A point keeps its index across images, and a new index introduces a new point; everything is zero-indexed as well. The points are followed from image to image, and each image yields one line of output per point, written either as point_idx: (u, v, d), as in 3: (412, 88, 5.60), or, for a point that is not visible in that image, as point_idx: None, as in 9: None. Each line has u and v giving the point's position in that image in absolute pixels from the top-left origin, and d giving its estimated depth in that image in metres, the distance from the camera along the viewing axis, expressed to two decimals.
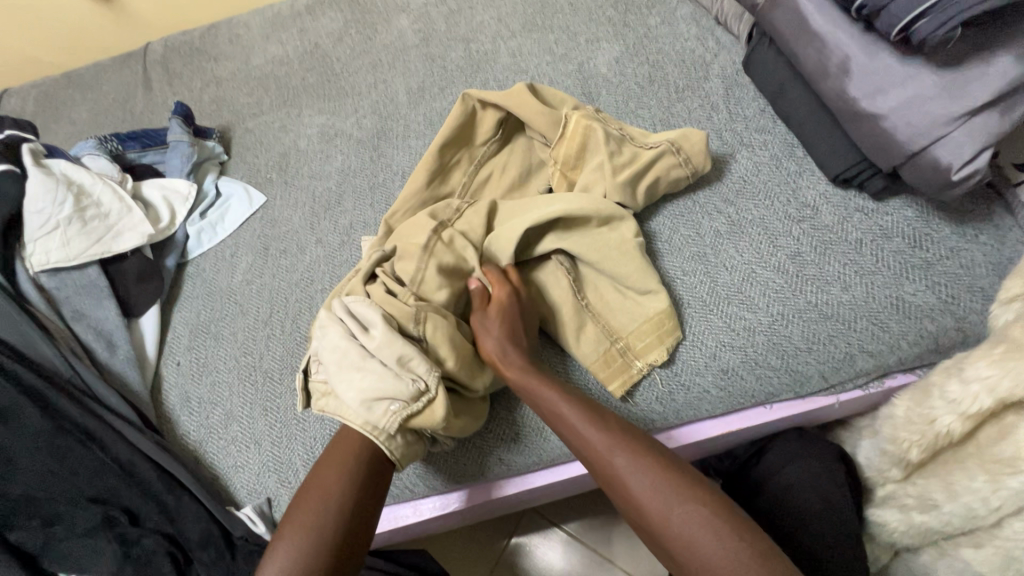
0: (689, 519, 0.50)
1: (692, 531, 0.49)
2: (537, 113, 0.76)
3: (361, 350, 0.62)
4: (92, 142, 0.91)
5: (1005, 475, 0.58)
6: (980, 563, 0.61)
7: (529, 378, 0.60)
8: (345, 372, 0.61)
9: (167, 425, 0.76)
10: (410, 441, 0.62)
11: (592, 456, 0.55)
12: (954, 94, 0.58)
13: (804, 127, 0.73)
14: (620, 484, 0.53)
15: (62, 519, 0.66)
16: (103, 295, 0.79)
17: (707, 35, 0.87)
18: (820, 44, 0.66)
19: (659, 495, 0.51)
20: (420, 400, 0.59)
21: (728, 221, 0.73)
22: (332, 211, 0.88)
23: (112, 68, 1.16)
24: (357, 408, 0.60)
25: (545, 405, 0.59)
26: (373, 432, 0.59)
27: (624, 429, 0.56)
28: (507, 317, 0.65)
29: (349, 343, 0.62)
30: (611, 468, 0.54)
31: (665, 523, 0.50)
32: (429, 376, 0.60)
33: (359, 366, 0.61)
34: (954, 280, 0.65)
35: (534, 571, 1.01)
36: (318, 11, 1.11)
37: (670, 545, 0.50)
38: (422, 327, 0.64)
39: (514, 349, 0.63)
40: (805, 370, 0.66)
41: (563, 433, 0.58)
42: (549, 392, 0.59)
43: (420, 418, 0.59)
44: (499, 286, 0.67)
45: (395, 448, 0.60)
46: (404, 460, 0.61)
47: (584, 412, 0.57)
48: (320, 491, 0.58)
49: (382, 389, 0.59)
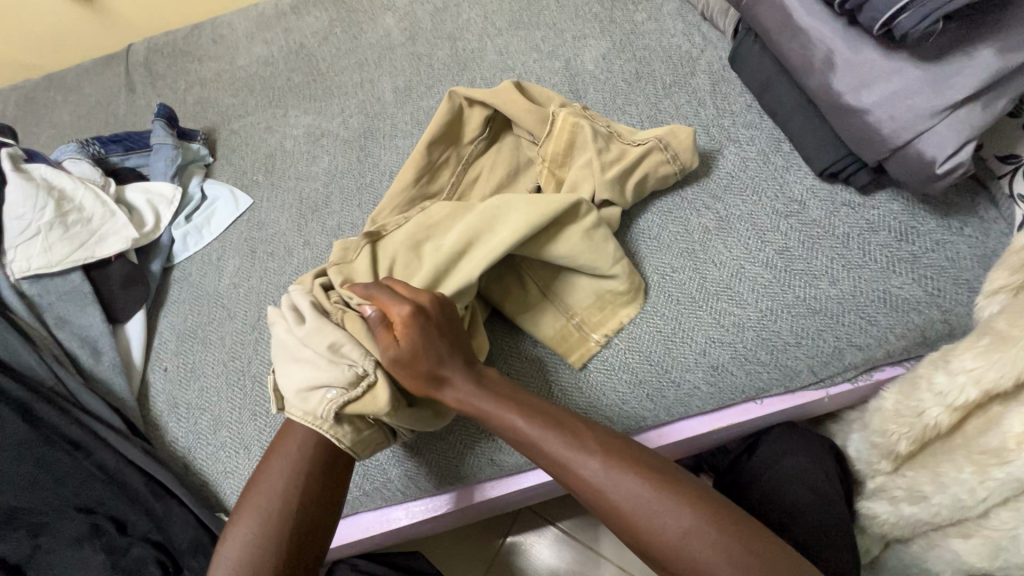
0: (691, 533, 0.49)
1: (695, 548, 0.49)
2: (525, 112, 0.76)
3: (296, 339, 0.62)
4: (74, 146, 0.89)
5: (993, 466, 0.58)
6: (969, 553, 0.61)
7: (483, 404, 0.57)
8: (285, 363, 0.62)
9: (155, 433, 0.76)
10: (362, 428, 0.61)
11: (576, 481, 0.53)
12: (937, 87, 0.58)
13: (791, 122, 0.73)
14: (613, 509, 0.52)
15: (49, 529, 0.66)
16: (86, 302, 0.78)
17: (694, 31, 0.87)
18: (804, 40, 0.66)
19: (654, 514, 0.50)
20: (359, 385, 0.59)
21: (716, 217, 0.73)
22: (320, 212, 0.87)
23: (94, 71, 1.14)
24: (294, 400, 0.60)
25: (510, 429, 0.56)
26: (315, 422, 0.59)
27: (605, 446, 0.54)
28: (417, 343, 0.57)
29: (286, 335, 0.63)
30: (600, 494, 0.52)
31: (666, 542, 0.49)
32: (365, 360, 0.60)
33: (296, 357, 0.62)
34: (941, 272, 0.66)
35: (529, 570, 1.00)
36: (303, 11, 1.10)
37: (673, 562, 0.49)
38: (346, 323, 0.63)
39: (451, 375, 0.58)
40: (795, 365, 0.66)
41: (537, 459, 0.56)
42: (516, 419, 0.56)
43: (359, 404, 0.59)
44: (398, 308, 0.58)
45: (345, 436, 0.59)
46: (358, 448, 0.61)
47: (560, 434, 0.55)
48: (275, 484, 0.58)
49: (317, 378, 0.59)
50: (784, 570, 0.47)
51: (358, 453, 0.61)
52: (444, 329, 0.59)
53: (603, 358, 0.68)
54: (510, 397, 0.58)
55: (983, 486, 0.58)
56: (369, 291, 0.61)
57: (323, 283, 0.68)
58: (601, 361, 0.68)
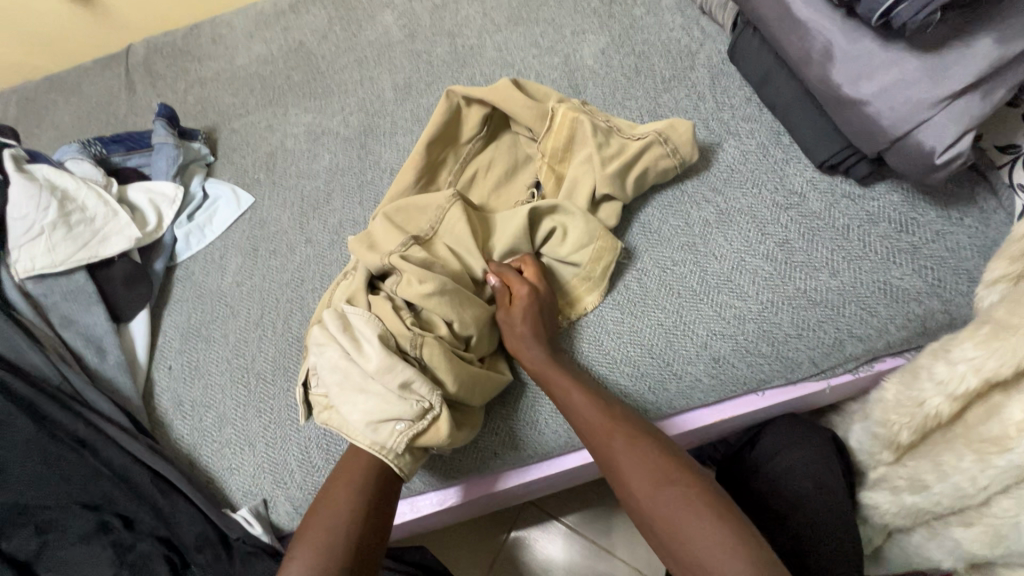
0: (674, 499, 0.52)
1: (674, 512, 0.51)
2: (524, 108, 0.76)
3: (362, 372, 0.62)
4: (76, 147, 0.90)
5: (992, 455, 0.58)
6: (970, 542, 0.62)
7: (536, 365, 0.64)
8: (348, 394, 0.62)
9: (160, 430, 0.76)
10: (416, 454, 0.62)
11: (592, 435, 0.59)
12: (936, 78, 0.58)
13: (791, 115, 0.73)
14: (614, 466, 0.56)
15: (55, 526, 0.65)
16: (90, 301, 0.78)
17: (693, 25, 0.87)
18: (803, 32, 0.66)
19: (648, 476, 0.54)
20: (425, 418, 0.60)
21: (716, 210, 0.73)
22: (321, 210, 0.87)
23: (94, 72, 1.14)
24: (362, 429, 0.61)
25: (550, 387, 0.62)
26: (381, 453, 0.60)
27: (625, 415, 0.59)
28: (533, 313, 0.66)
29: (347, 363, 0.63)
30: (607, 450, 0.57)
31: (650, 499, 0.53)
32: (432, 396, 0.61)
33: (361, 389, 0.62)
34: (940, 263, 0.66)
35: (534, 565, 1.01)
36: (302, 9, 1.10)
37: (652, 520, 0.52)
38: (418, 351, 0.63)
39: (533, 342, 0.64)
40: (796, 357, 0.66)
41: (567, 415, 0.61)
42: (557, 377, 0.62)
43: (425, 437, 0.60)
44: (520, 283, 0.68)
45: (405, 466, 0.61)
46: (410, 474, 0.62)
47: (589, 395, 0.61)
48: (324, 520, 0.56)
49: (387, 412, 0.60)
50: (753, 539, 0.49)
51: (409, 477, 0.62)
52: (550, 310, 0.68)
53: (604, 352, 0.69)
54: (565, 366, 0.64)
55: (984, 474, 0.58)
56: (496, 269, 0.70)
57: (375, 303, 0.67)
58: (602, 354, 0.69)
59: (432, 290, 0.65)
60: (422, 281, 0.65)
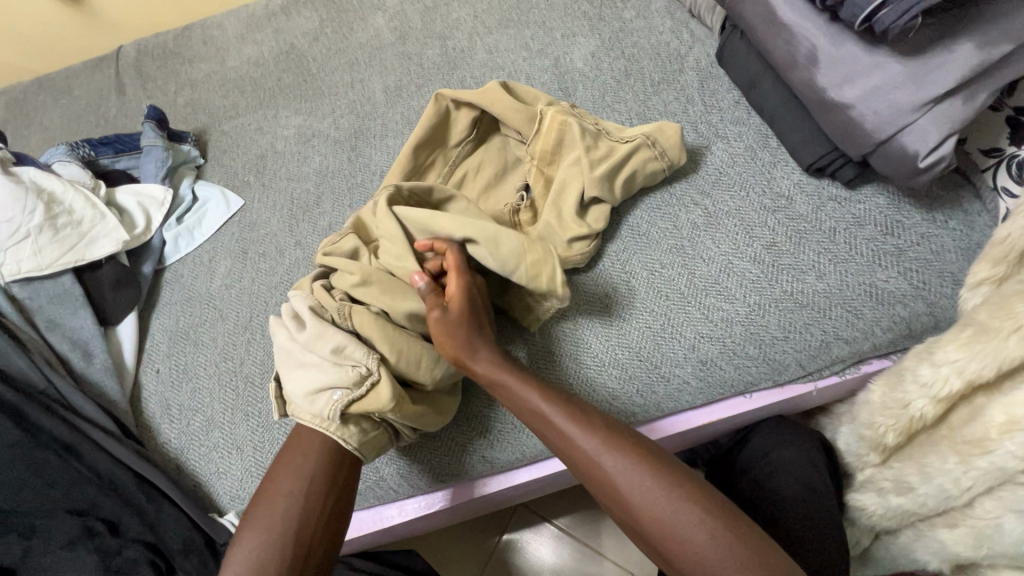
0: (681, 515, 0.50)
1: (682, 530, 0.49)
2: (513, 111, 0.76)
3: (298, 346, 0.64)
4: (64, 149, 0.89)
5: (976, 456, 0.58)
6: (955, 543, 0.62)
7: (502, 374, 0.60)
8: (290, 370, 0.63)
9: (148, 434, 0.76)
10: (367, 428, 0.62)
11: (575, 455, 0.55)
12: (919, 82, 0.59)
13: (777, 118, 0.74)
14: (609, 485, 0.53)
15: (39, 531, 0.65)
16: (78, 304, 0.78)
17: (682, 28, 0.88)
18: (788, 36, 0.66)
19: (649, 493, 0.51)
20: (363, 384, 0.60)
21: (704, 213, 0.74)
22: (311, 213, 0.87)
23: (84, 73, 1.14)
24: (302, 403, 0.61)
25: (522, 403, 0.58)
26: (323, 424, 0.60)
27: (609, 426, 0.56)
28: (470, 309, 0.62)
29: (287, 342, 0.65)
30: (599, 470, 0.54)
31: (654, 521, 0.51)
32: (368, 360, 0.61)
33: (301, 363, 0.63)
34: (925, 265, 0.66)
35: (527, 568, 1.01)
36: (294, 11, 1.10)
37: (659, 541, 0.51)
38: (349, 321, 0.64)
39: (483, 344, 0.61)
40: (783, 359, 0.67)
41: (545, 433, 0.57)
42: (530, 394, 0.58)
43: (364, 403, 0.60)
44: (460, 274, 0.63)
45: (351, 438, 0.60)
46: (364, 449, 0.61)
47: (564, 410, 0.57)
48: (252, 550, 0.56)
49: (325, 380, 0.61)
50: (765, 548, 0.48)
51: (366, 453, 0.62)
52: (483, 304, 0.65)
53: (594, 354, 0.69)
54: (524, 373, 0.60)
55: (967, 476, 0.59)
56: (444, 246, 0.65)
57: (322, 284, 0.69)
58: (590, 357, 0.69)
59: (359, 278, 0.66)
60: (350, 269, 0.66)
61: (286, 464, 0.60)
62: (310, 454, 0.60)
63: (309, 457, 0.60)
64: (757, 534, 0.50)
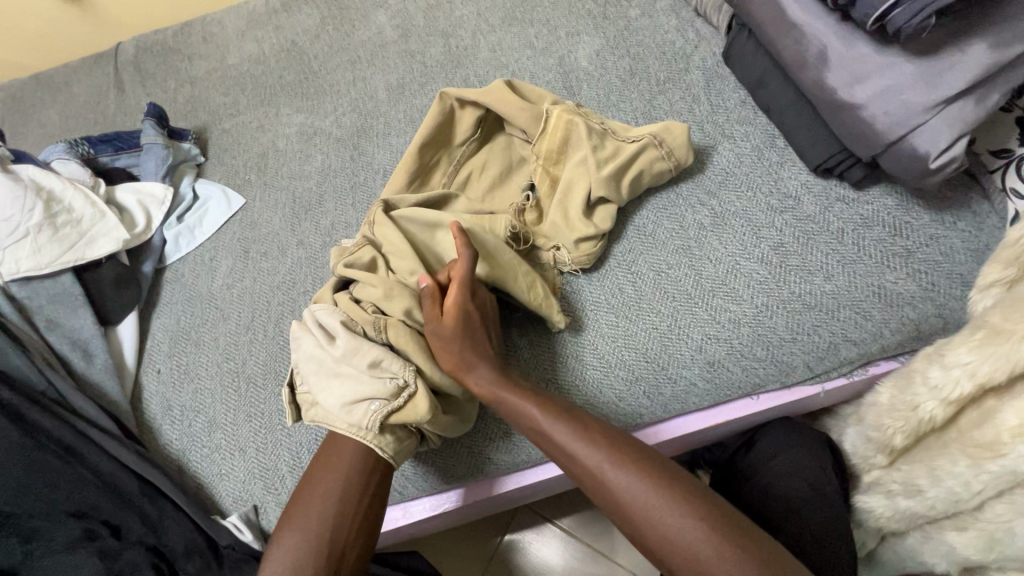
0: (687, 531, 0.49)
1: (689, 544, 0.49)
2: (518, 110, 0.76)
3: (332, 357, 0.63)
4: (63, 147, 0.88)
5: (987, 459, 0.57)
6: (964, 546, 0.62)
7: (502, 392, 0.59)
8: (323, 380, 0.62)
9: (149, 435, 0.75)
10: (402, 437, 0.61)
11: (580, 470, 0.55)
12: (930, 83, 0.58)
13: (784, 118, 0.73)
14: (614, 501, 0.53)
15: (40, 534, 0.64)
16: (78, 304, 0.77)
17: (688, 27, 0.87)
18: (798, 35, 0.66)
19: (654, 507, 0.51)
20: (400, 396, 0.60)
21: (711, 213, 0.73)
22: (312, 212, 0.87)
23: (82, 70, 1.13)
24: (338, 413, 0.61)
25: (525, 419, 0.58)
26: (360, 434, 0.60)
27: (613, 441, 0.55)
28: (465, 330, 0.62)
29: (319, 352, 0.63)
30: (602, 485, 0.53)
31: (661, 535, 0.50)
32: (405, 372, 0.61)
33: (336, 374, 0.62)
34: (934, 267, 0.66)
35: (529, 569, 1.00)
36: (294, 8, 1.09)
37: (667, 556, 0.50)
38: (383, 334, 0.63)
39: (479, 363, 0.61)
40: (791, 361, 0.66)
41: (549, 448, 0.57)
42: (533, 409, 0.57)
43: (401, 414, 0.59)
44: (458, 291, 0.62)
45: (387, 446, 0.59)
46: (399, 458, 0.60)
47: (567, 424, 0.56)
48: (289, 549, 0.56)
49: (362, 391, 0.60)
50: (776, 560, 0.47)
51: (398, 463, 0.61)
52: (485, 320, 0.64)
53: (599, 356, 0.68)
54: (527, 387, 0.60)
55: (978, 479, 0.58)
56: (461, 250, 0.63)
57: (346, 298, 0.67)
58: (598, 358, 0.68)
59: (384, 292, 0.65)
60: (373, 284, 0.65)
61: (320, 466, 0.60)
62: (344, 453, 0.60)
63: (344, 457, 0.59)
64: (770, 547, 0.48)
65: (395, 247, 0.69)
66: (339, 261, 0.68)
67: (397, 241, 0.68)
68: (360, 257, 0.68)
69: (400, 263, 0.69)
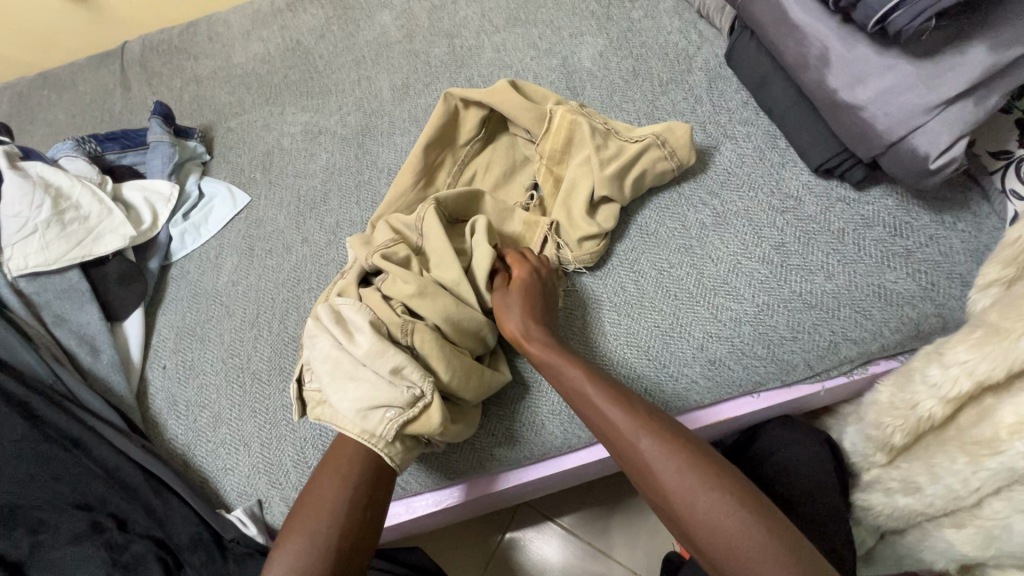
0: (715, 505, 0.49)
1: (716, 519, 0.49)
2: (522, 109, 0.77)
3: (354, 357, 0.62)
4: (70, 144, 0.89)
5: (985, 456, 0.58)
6: (962, 543, 0.62)
7: (551, 356, 0.61)
8: (339, 381, 0.61)
9: (155, 430, 0.76)
10: (409, 445, 0.62)
11: (614, 436, 0.56)
12: (930, 85, 0.59)
13: (786, 119, 0.74)
14: (642, 466, 0.54)
15: (47, 526, 0.65)
16: (84, 299, 0.78)
17: (690, 28, 0.88)
18: (800, 36, 0.66)
19: (684, 479, 0.51)
20: (416, 406, 0.60)
21: (713, 213, 0.74)
22: (317, 210, 0.87)
23: (88, 68, 1.14)
24: (353, 418, 0.60)
25: (567, 382, 0.60)
26: (371, 441, 0.59)
27: (651, 413, 0.56)
28: (529, 294, 0.67)
29: (339, 352, 0.62)
30: (634, 451, 0.54)
31: (688, 508, 0.50)
32: (424, 382, 0.60)
33: (352, 376, 0.61)
34: (933, 267, 0.66)
35: (529, 567, 1.01)
36: (299, 8, 1.10)
37: (692, 529, 0.50)
38: (409, 338, 0.63)
39: (536, 325, 0.64)
40: (791, 359, 0.67)
41: (586, 412, 0.59)
42: (571, 370, 0.59)
43: (415, 426, 0.59)
44: (520, 265, 0.70)
45: (395, 456, 0.60)
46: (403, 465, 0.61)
47: (606, 391, 0.58)
48: (293, 554, 0.55)
49: (377, 398, 0.59)
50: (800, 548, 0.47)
51: (401, 470, 0.62)
52: (547, 288, 0.69)
53: (601, 353, 0.69)
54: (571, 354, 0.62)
55: (976, 476, 0.59)
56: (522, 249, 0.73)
57: (369, 293, 0.67)
58: (600, 356, 0.69)
59: (416, 290, 0.65)
60: (406, 280, 0.66)
61: (324, 470, 0.60)
62: (355, 459, 0.60)
63: (353, 463, 0.59)
64: (797, 539, 0.48)
65: (434, 246, 0.70)
66: (375, 252, 0.68)
67: (438, 241, 0.69)
68: (390, 253, 0.68)
69: (436, 260, 0.70)
